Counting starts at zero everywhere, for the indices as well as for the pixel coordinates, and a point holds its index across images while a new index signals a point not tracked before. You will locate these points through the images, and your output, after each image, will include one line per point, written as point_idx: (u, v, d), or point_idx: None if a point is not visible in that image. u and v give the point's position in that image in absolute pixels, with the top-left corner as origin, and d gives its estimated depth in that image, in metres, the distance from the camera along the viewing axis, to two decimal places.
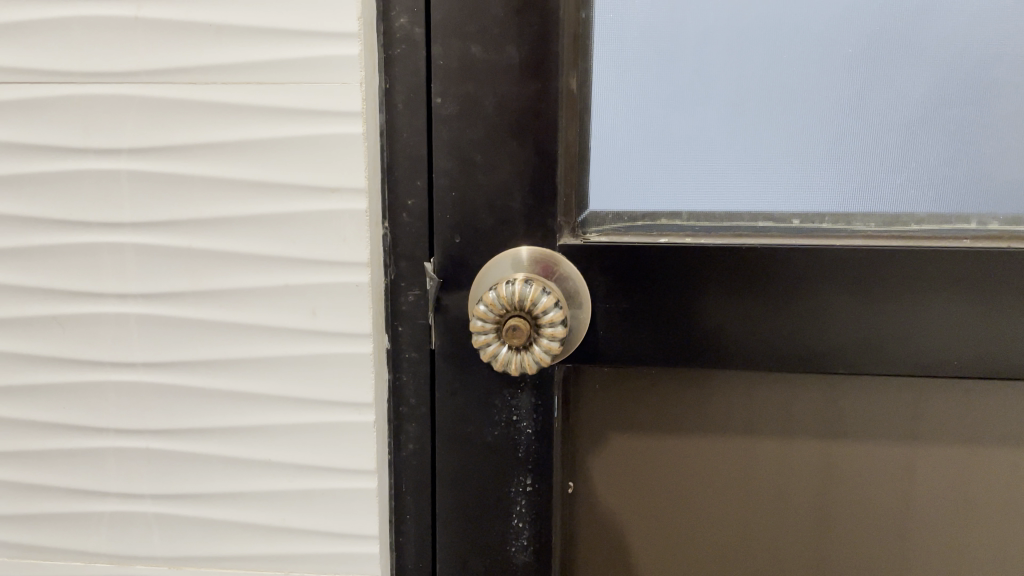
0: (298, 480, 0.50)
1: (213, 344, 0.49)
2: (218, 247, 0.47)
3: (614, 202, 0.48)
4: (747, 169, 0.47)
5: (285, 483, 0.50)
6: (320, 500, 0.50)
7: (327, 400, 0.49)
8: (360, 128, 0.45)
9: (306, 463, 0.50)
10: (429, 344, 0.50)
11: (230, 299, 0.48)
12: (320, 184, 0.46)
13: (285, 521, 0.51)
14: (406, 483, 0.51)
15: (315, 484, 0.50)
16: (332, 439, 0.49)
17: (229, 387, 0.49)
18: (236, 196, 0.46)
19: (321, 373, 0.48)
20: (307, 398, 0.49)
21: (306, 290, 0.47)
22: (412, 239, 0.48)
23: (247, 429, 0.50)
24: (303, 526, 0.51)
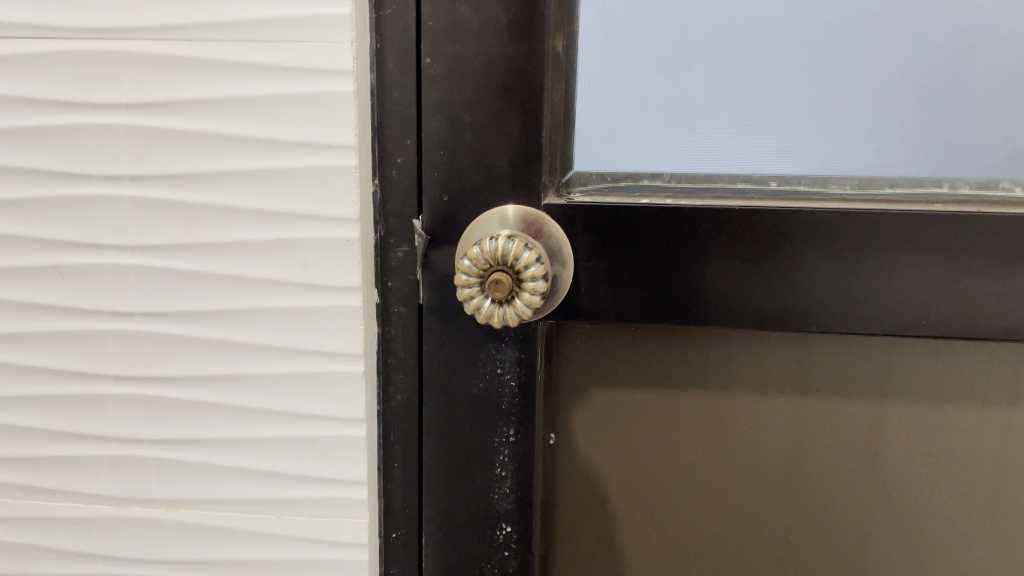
0: (291, 427, 0.52)
1: (210, 294, 0.50)
2: (214, 203, 0.49)
3: (596, 162, 0.50)
4: (726, 132, 0.49)
5: (279, 429, 0.52)
6: (312, 447, 0.52)
7: (318, 350, 0.51)
8: (352, 86, 0.47)
9: (297, 410, 0.52)
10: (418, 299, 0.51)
11: (226, 252, 0.49)
12: (312, 141, 0.47)
13: (278, 466, 0.53)
14: (393, 434, 0.53)
15: (308, 432, 0.52)
16: (325, 388, 0.51)
17: (224, 337, 0.51)
18: (232, 153, 0.48)
19: (314, 323, 0.50)
20: (299, 347, 0.51)
21: (299, 245, 0.49)
22: (401, 196, 0.50)
23: (242, 376, 0.51)
24: (294, 473, 0.53)
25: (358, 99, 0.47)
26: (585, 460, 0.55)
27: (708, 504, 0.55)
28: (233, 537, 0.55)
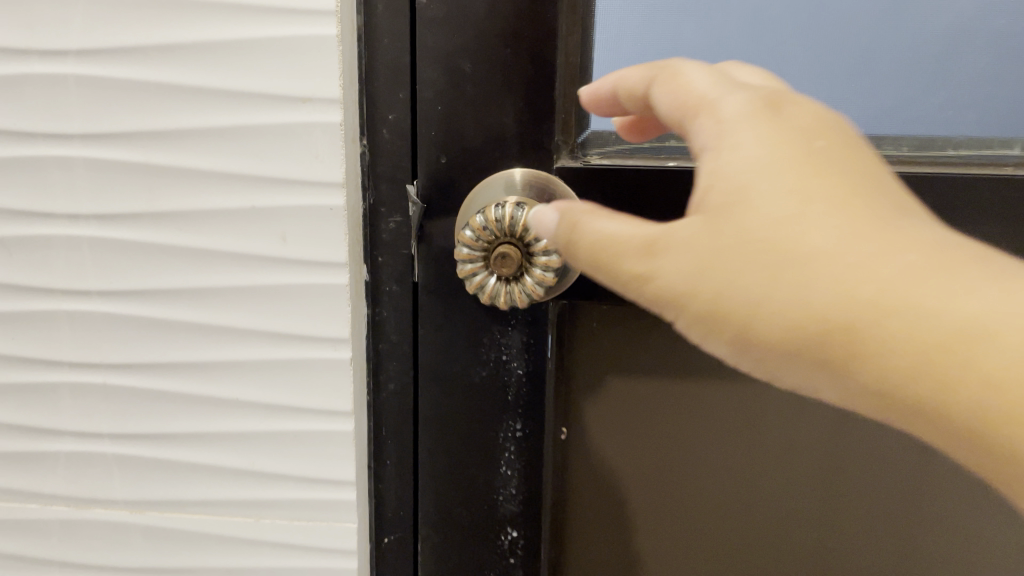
0: (270, 422, 0.46)
1: (175, 270, 0.44)
2: (178, 165, 0.42)
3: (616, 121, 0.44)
4: None
5: (256, 424, 0.46)
6: (293, 444, 0.46)
7: (300, 334, 0.44)
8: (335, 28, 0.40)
9: (276, 403, 0.45)
10: (412, 276, 0.45)
11: (193, 222, 0.43)
12: (290, 93, 0.41)
13: (255, 465, 0.47)
14: (386, 428, 0.48)
15: (288, 427, 0.46)
16: (307, 378, 0.45)
17: (192, 320, 0.45)
18: (198, 107, 0.41)
19: (295, 304, 0.44)
20: (278, 331, 0.44)
21: (276, 214, 0.42)
22: (394, 158, 0.44)
23: (214, 364, 0.45)
24: (274, 472, 0.47)
25: (342, 46, 0.40)
26: (596, 455, 0.49)
27: (730, 501, 0.50)
28: (207, 542, 0.49)
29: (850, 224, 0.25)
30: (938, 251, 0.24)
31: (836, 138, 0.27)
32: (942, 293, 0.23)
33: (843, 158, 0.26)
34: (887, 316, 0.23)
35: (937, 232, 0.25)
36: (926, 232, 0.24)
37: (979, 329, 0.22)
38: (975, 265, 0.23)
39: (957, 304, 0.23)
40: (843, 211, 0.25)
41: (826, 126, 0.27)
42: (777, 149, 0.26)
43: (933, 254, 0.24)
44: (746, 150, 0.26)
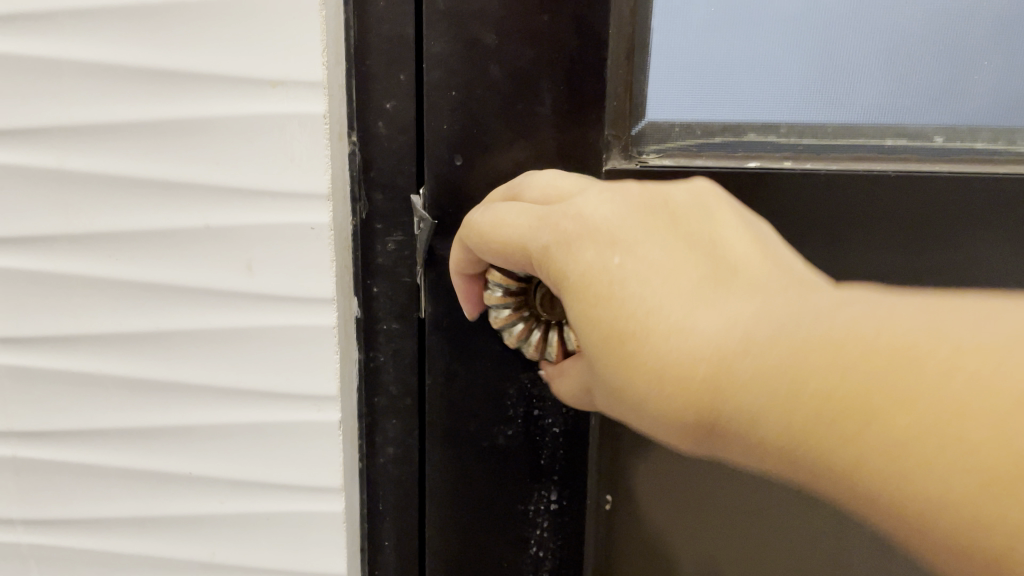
0: (235, 502, 0.35)
1: (101, 311, 0.33)
2: (101, 172, 0.31)
3: (678, 109, 0.34)
4: (874, 60, 0.33)
5: (217, 505, 0.35)
6: (266, 529, 0.36)
7: (272, 390, 0.34)
8: None
9: (244, 478, 0.35)
10: (416, 311, 0.35)
11: (124, 247, 0.32)
12: (255, 74, 0.30)
13: (216, 557, 0.36)
14: (384, 504, 0.38)
15: (260, 509, 0.35)
16: (284, 447, 0.35)
17: (127, 374, 0.34)
18: (129, 92, 0.30)
19: (264, 351, 0.33)
20: (243, 386, 0.34)
21: (240, 236, 0.32)
22: (393, 159, 0.33)
23: (157, 430, 0.35)
24: (240, 565, 0.36)
25: (324, 12, 0.30)
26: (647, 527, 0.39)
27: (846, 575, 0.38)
28: None
29: (684, 319, 0.21)
30: (757, 326, 0.20)
31: (655, 229, 0.24)
32: (759, 360, 0.20)
33: (654, 245, 0.23)
34: (748, 426, 0.20)
35: (759, 299, 0.21)
36: (742, 303, 0.21)
37: (815, 382, 0.19)
38: (792, 325, 0.20)
39: (808, 373, 0.19)
40: (662, 311, 0.22)
41: (622, 218, 0.24)
42: (584, 278, 0.23)
43: (745, 340, 0.20)
44: (589, 261, 0.23)
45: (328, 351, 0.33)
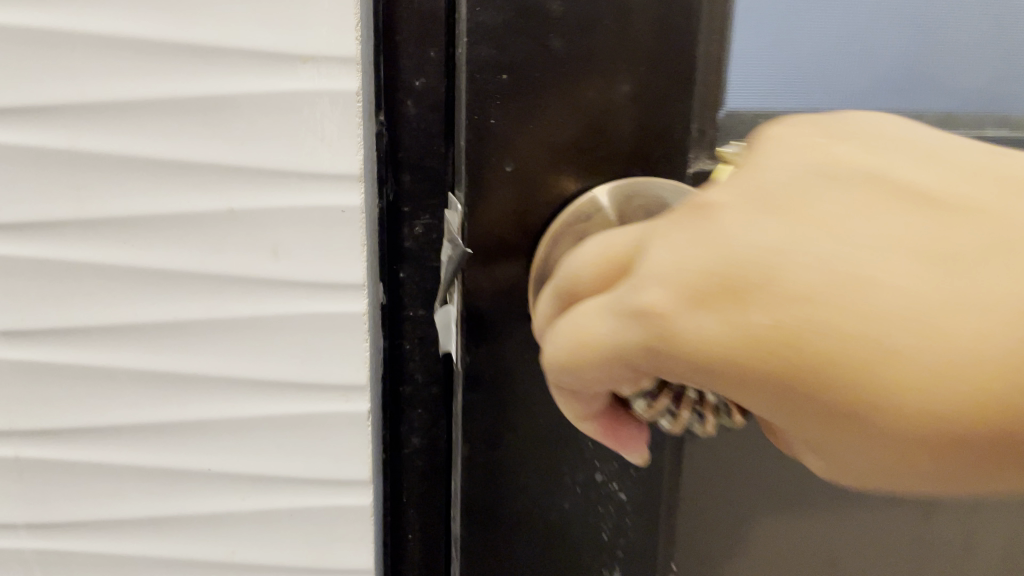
0: (256, 500, 0.34)
1: (114, 301, 0.31)
2: (117, 152, 0.29)
3: (753, 95, 0.32)
4: (938, 45, 0.33)
5: (237, 502, 0.34)
6: (289, 526, 0.34)
7: (296, 382, 0.32)
8: None
9: (265, 474, 0.34)
10: None
11: (140, 234, 0.30)
12: (284, 48, 0.28)
13: (235, 556, 0.35)
14: (410, 498, 0.37)
15: (283, 505, 0.34)
16: (308, 440, 0.33)
17: (141, 369, 0.32)
18: (148, 67, 0.28)
19: (289, 341, 0.32)
20: (265, 377, 0.32)
21: (265, 220, 0.30)
22: (421, 139, 0.32)
23: (174, 426, 0.33)
24: (259, 562, 0.35)
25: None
26: None
27: None
28: None
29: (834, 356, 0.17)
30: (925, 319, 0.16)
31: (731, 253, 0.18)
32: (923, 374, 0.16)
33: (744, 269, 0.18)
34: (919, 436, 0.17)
35: (906, 306, 0.17)
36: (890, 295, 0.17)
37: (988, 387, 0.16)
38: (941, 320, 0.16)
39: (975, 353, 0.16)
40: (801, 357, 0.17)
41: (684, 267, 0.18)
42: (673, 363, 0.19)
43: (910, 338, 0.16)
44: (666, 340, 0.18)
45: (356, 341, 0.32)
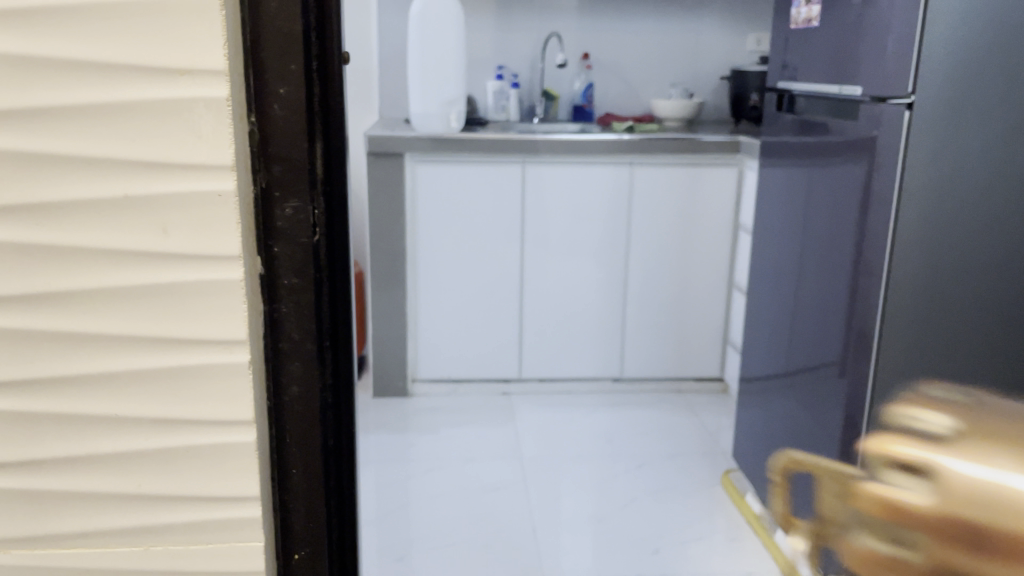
0: (171, 353, 0.55)
1: (87, 228, 0.52)
2: (91, 138, 0.51)
3: None
4: None
5: (158, 355, 0.54)
6: (193, 370, 0.55)
7: (196, 273, 0.53)
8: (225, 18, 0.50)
9: (179, 337, 0.54)
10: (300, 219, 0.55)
11: (102, 185, 0.52)
12: (173, 68, 0.50)
13: (159, 392, 0.55)
14: (287, 376, 0.58)
15: (188, 358, 0.55)
16: (206, 313, 0.54)
17: (104, 272, 0.53)
18: (105, 87, 0.50)
19: (188, 247, 0.52)
20: (160, 268, 0.53)
21: (174, 175, 0.52)
22: (281, 123, 0.54)
23: (121, 307, 0.54)
24: (164, 395, 0.55)
25: (225, 45, 0.50)
26: None
27: None
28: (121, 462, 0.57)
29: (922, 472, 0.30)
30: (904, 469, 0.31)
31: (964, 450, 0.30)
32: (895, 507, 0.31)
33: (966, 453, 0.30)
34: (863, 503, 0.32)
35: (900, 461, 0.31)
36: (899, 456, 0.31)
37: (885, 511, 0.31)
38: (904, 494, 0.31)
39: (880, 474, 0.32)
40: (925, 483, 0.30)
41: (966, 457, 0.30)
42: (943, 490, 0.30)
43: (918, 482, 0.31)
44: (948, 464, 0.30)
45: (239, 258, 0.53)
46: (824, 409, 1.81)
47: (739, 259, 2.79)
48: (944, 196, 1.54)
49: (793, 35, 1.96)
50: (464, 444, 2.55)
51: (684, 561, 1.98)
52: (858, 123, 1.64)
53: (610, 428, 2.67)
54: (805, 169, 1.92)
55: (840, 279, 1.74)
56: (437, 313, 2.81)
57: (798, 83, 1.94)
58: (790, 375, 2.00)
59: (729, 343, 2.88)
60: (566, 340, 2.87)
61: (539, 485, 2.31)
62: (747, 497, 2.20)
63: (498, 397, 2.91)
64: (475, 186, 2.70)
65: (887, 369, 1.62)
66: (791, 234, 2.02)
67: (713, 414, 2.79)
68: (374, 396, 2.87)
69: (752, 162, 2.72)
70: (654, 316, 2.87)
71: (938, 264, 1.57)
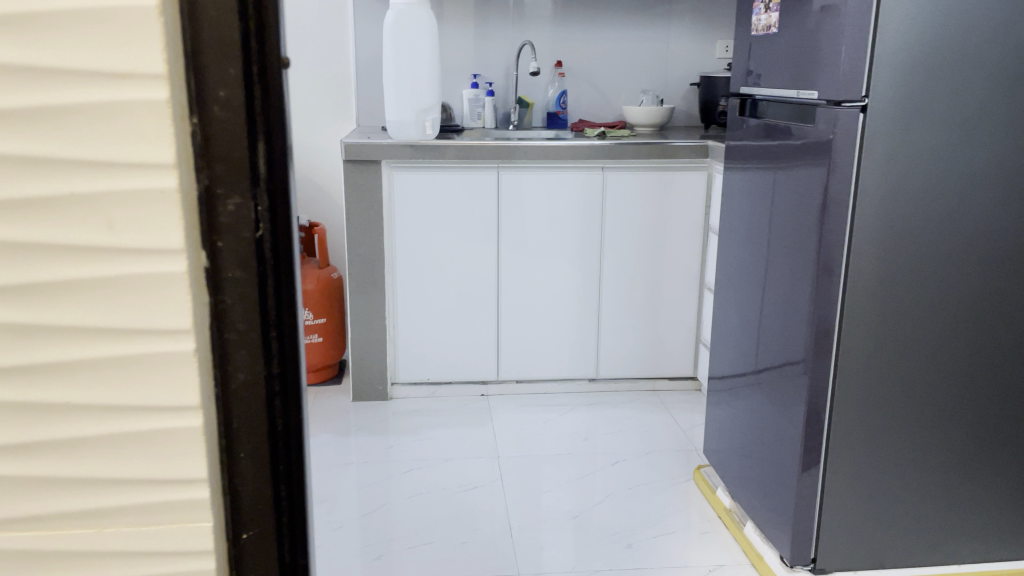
0: (105, 395, 0.48)
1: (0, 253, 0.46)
2: (4, 150, 0.45)
3: None
4: None
5: (91, 397, 0.48)
6: (134, 413, 0.49)
7: (135, 304, 0.47)
8: (158, 15, 0.44)
9: (115, 376, 0.48)
10: (250, 240, 0.50)
11: (17, 205, 0.45)
12: (107, 71, 0.44)
13: (92, 437, 0.49)
14: (237, 412, 0.52)
15: (126, 401, 0.49)
16: (148, 350, 0.48)
17: (21, 303, 0.47)
18: (21, 90, 0.44)
19: (126, 274, 0.47)
20: (81, 268, 0.46)
21: (104, 197, 0.46)
22: (225, 135, 0.48)
23: (41, 344, 0.47)
24: (87, 429, 0.49)
25: (164, 49, 0.44)
26: None
27: None
28: (50, 517, 0.50)
29: None
30: None
31: None
32: None
33: None
34: None
35: None
36: None
37: None
38: None
39: None
40: None
41: None
42: None
43: None
44: None
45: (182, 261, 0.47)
46: (789, 403, 1.84)
47: (710, 260, 2.83)
48: (898, 193, 1.61)
49: (755, 43, 2.01)
50: (442, 445, 2.56)
51: (658, 555, 2.00)
52: (818, 126, 1.67)
53: (585, 429, 2.69)
54: (770, 172, 1.95)
55: (803, 277, 1.78)
56: (414, 316, 2.83)
57: (760, 88, 1.98)
58: (758, 371, 2.04)
59: (702, 342, 2.92)
60: (542, 342, 2.90)
61: (516, 485, 2.32)
62: (719, 491, 2.23)
63: (476, 399, 2.93)
64: (450, 191, 2.72)
65: (848, 360, 1.69)
66: (758, 234, 2.05)
67: (686, 412, 2.82)
68: (351, 400, 2.87)
69: (721, 165, 2.77)
70: (628, 317, 2.90)
71: (892, 259, 1.65)
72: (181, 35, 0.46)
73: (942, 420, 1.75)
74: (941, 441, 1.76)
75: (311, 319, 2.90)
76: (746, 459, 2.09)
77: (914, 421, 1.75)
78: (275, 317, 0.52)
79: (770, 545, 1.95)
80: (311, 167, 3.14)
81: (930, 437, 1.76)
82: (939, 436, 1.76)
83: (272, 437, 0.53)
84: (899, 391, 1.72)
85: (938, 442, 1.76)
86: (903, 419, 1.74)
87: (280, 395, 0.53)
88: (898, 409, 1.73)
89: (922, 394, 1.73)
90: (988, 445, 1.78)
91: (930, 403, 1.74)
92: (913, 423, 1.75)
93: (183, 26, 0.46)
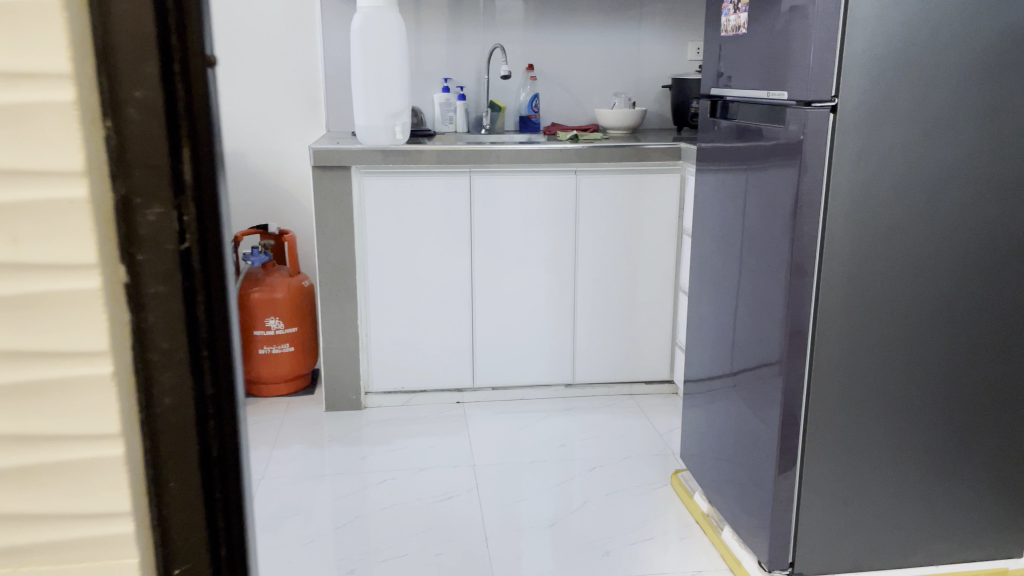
0: (15, 422, 0.45)
1: None
2: None
3: None
4: None
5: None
6: (45, 442, 0.46)
7: (46, 324, 0.44)
8: (64, 13, 0.41)
9: (24, 401, 0.45)
10: (174, 253, 0.47)
11: None
12: (10, 70, 0.41)
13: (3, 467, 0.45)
14: (164, 438, 0.49)
15: (37, 429, 0.45)
16: (60, 374, 0.45)
17: None
18: None
19: (33, 292, 0.44)
20: None
21: (10, 211, 0.43)
22: (142, 141, 0.45)
23: None
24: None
25: (69, 48, 0.42)
26: None
27: None
28: None
29: None
30: None
31: None
32: None
33: None
34: None
35: None
36: None
37: None
38: None
39: None
40: None
41: None
42: None
43: None
44: None
45: (96, 277, 0.44)
46: (765, 406, 1.83)
47: (684, 263, 2.82)
48: (868, 195, 1.61)
49: (725, 43, 2.00)
50: (417, 454, 2.52)
51: (636, 562, 1.98)
52: (787, 126, 1.66)
53: (562, 435, 2.66)
54: (742, 173, 1.94)
55: (777, 279, 1.76)
56: (387, 324, 2.79)
57: (730, 89, 1.97)
58: (734, 374, 2.02)
59: (677, 345, 2.91)
60: (518, 348, 2.87)
61: (492, 493, 2.29)
62: (696, 496, 2.21)
63: (451, 407, 2.89)
64: (422, 196, 2.68)
65: (822, 361, 1.68)
66: (731, 236, 2.04)
67: (663, 415, 2.81)
68: (325, 410, 2.83)
69: (693, 167, 2.76)
70: (604, 321, 2.89)
71: (864, 260, 1.64)
72: (92, 33, 0.43)
73: (918, 421, 1.74)
74: (917, 442, 1.75)
75: (282, 329, 2.85)
76: (723, 462, 2.07)
77: (889, 422, 1.74)
78: (205, 335, 0.49)
79: (748, 550, 1.93)
80: (280, 174, 3.09)
81: (906, 438, 1.75)
82: (914, 437, 1.75)
83: (205, 463, 0.50)
84: (874, 393, 1.72)
85: (914, 444, 1.75)
86: (878, 420, 1.73)
87: (213, 418, 0.50)
88: (873, 410, 1.73)
89: (897, 394, 1.72)
90: (965, 446, 1.77)
91: (905, 404, 1.73)
92: (888, 424, 1.74)
93: (93, 24, 0.43)
